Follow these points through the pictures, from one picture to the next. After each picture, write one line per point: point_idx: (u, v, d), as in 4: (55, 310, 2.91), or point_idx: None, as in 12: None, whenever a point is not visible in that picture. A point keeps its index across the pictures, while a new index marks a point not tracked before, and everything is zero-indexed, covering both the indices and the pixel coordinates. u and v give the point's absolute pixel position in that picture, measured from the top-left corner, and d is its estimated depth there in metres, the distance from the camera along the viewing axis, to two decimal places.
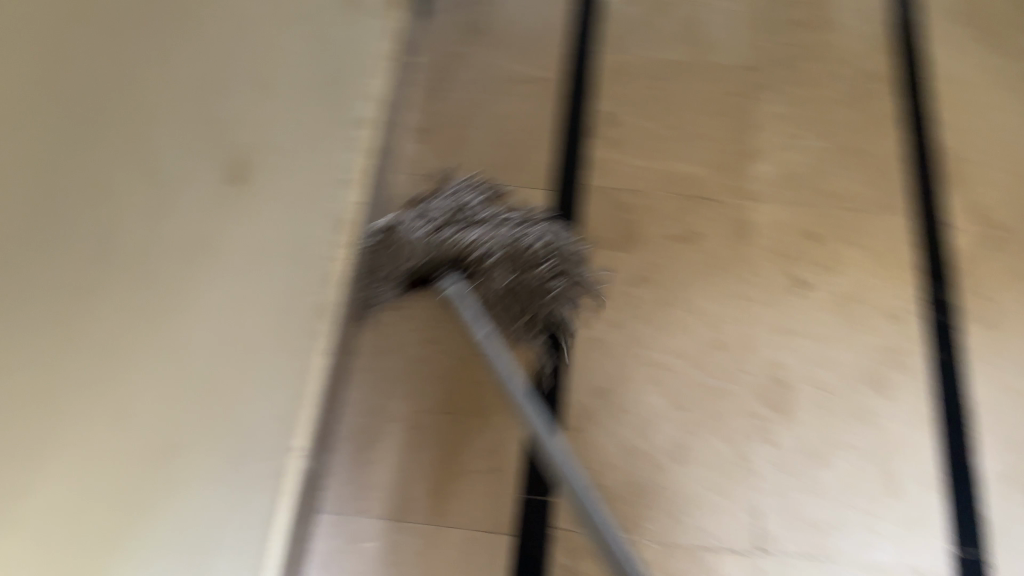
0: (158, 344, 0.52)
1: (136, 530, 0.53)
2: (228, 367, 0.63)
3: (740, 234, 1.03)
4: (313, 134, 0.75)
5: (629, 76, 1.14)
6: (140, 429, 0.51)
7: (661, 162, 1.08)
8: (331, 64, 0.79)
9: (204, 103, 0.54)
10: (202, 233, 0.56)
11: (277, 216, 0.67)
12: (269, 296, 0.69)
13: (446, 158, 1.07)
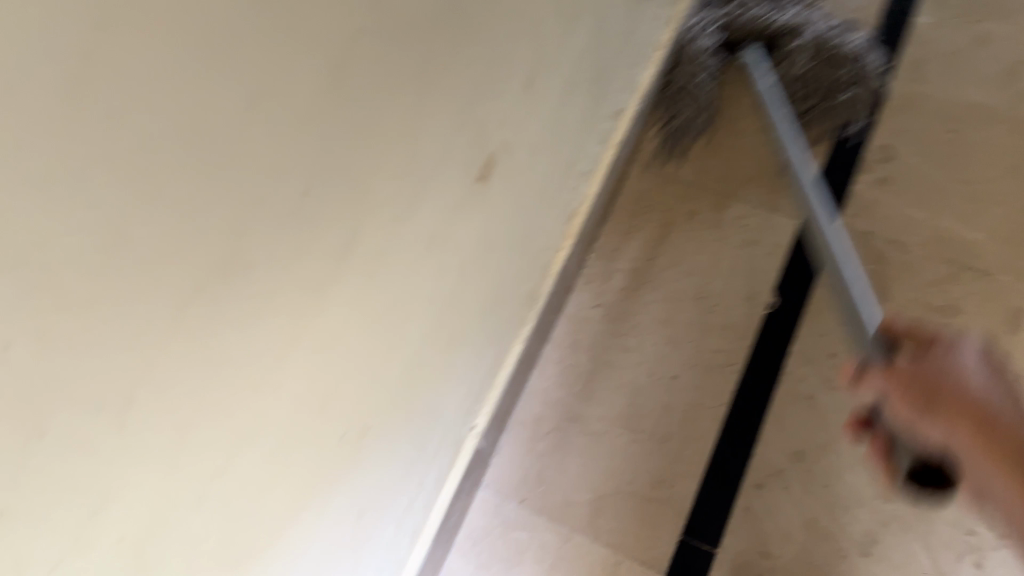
0: (392, 339, 0.50)
1: (333, 516, 0.52)
2: (443, 356, 0.61)
3: (1011, 322, 0.89)
4: (568, 127, 0.72)
5: (923, 110, 1.01)
6: (360, 423, 0.49)
7: (934, 216, 0.96)
8: (604, 56, 0.75)
9: (488, 99, 0.51)
10: (453, 229, 0.53)
11: (516, 208, 0.65)
12: (492, 287, 0.67)
13: (691, 164, 1.03)
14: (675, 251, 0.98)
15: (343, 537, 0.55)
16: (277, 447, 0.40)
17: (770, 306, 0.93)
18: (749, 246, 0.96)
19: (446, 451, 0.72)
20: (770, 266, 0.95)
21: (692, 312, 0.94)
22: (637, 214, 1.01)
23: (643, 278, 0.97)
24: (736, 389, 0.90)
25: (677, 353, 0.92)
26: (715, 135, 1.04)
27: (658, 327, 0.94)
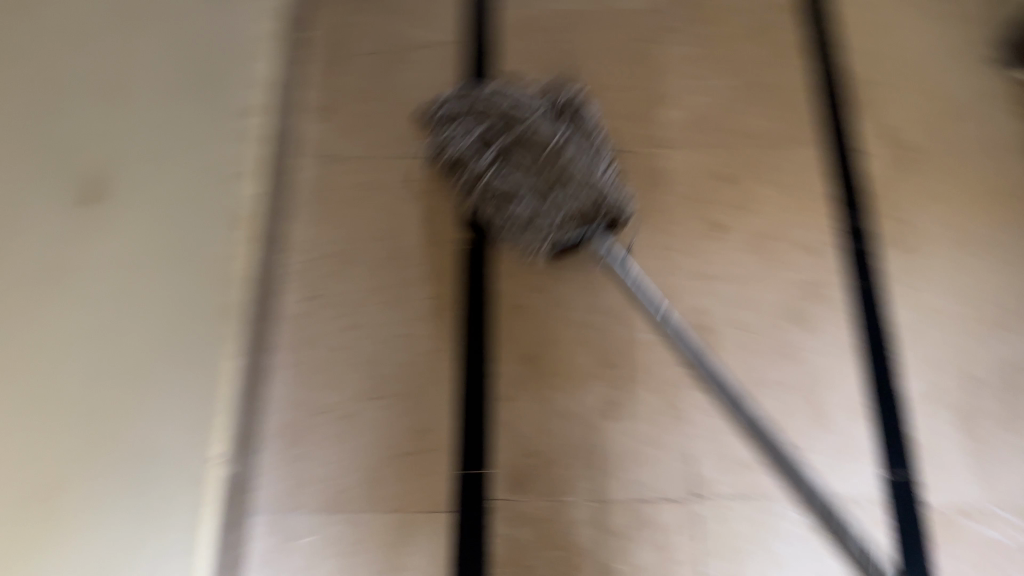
0: (122, 369, 0.69)
1: (79, 546, 0.64)
2: (133, 396, 0.70)
3: (655, 184, 1.03)
4: (184, 133, 0.79)
5: (529, 30, 1.12)
6: (118, 444, 0.68)
7: (569, 117, 1.06)
8: (205, 67, 0.86)
9: (79, 140, 0.64)
10: (85, 261, 0.64)
11: (168, 221, 0.76)
12: (167, 304, 0.75)
13: (348, 138, 1.04)
14: (362, 223, 1.00)
15: (126, 554, 0.69)
16: (25, 466, 0.58)
17: (464, 242, 0.99)
18: (427, 196, 1.02)
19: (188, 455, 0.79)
20: (452, 207, 1.01)
21: (398, 272, 0.98)
22: (315, 201, 1.01)
23: (342, 258, 0.98)
24: (460, 324, 0.95)
25: (397, 313, 0.96)
26: (363, 104, 1.06)
27: (371, 298, 0.96)
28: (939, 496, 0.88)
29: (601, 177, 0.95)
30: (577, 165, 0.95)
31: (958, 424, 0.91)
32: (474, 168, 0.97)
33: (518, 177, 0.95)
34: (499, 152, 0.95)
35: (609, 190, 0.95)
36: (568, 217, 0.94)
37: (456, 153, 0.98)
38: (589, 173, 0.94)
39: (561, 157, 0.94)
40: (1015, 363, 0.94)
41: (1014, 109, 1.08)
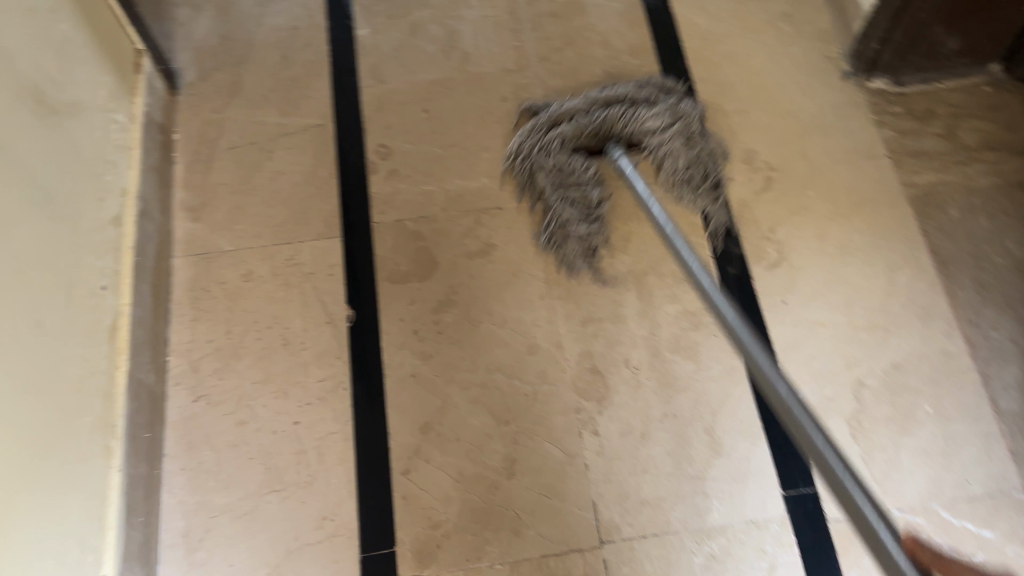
0: None
1: None
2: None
3: (532, 236, 1.05)
4: (44, 254, 0.77)
5: (395, 103, 1.14)
6: None
7: (442, 182, 1.09)
8: (65, 180, 0.83)
9: None
10: None
11: (32, 358, 0.73)
12: (33, 442, 0.71)
13: (224, 234, 1.05)
14: (246, 314, 1.00)
15: None
16: None
17: (349, 320, 1.00)
18: (309, 278, 1.02)
19: (88, 446, 0.80)
20: (334, 287, 1.02)
21: (286, 359, 0.98)
22: (196, 299, 1.01)
23: (228, 352, 0.98)
24: (353, 401, 0.95)
25: (288, 402, 0.95)
26: (238, 198, 1.08)
27: (261, 390, 0.96)
28: (841, 508, 0.89)
29: (643, 121, 1.06)
30: (667, 171, 1.06)
31: (852, 433, 0.92)
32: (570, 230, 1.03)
33: (583, 143, 1.05)
34: (567, 177, 1.05)
35: (684, 160, 1.05)
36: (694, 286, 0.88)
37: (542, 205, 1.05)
38: (634, 114, 1.06)
39: (631, 129, 1.06)
40: (898, 363, 0.96)
41: (872, 119, 1.10)
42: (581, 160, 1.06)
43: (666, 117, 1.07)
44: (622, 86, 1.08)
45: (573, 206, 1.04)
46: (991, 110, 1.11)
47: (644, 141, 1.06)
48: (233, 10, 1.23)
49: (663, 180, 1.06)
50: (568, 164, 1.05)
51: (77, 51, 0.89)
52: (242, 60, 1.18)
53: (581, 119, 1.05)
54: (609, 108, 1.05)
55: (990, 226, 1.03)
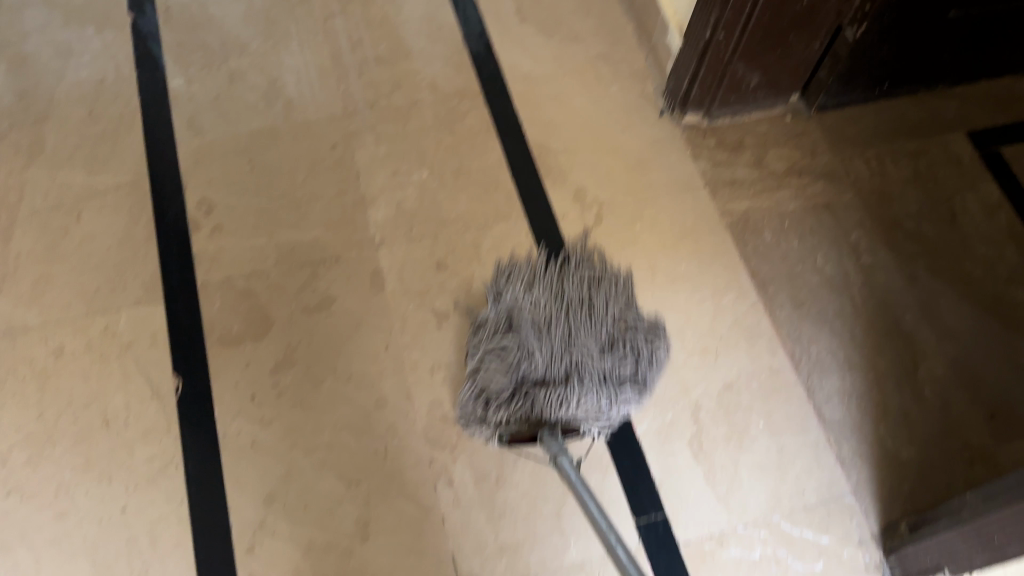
0: None
1: None
2: None
3: (372, 285, 1.03)
4: None
5: (218, 155, 1.09)
6: None
7: (273, 236, 1.05)
8: None
9: None
10: None
11: None
12: None
13: (30, 306, 0.96)
14: (60, 394, 0.92)
15: None
16: None
17: (178, 390, 0.93)
18: (129, 348, 0.95)
19: None
20: (159, 355, 0.95)
21: (109, 439, 0.90)
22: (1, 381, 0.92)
23: (43, 438, 0.89)
24: (188, 479, 0.89)
25: (115, 486, 0.88)
26: (43, 267, 0.99)
27: (82, 476, 0.88)
28: (690, 531, 0.92)
29: (585, 387, 0.92)
30: (575, 372, 0.93)
31: (694, 454, 0.96)
32: (481, 326, 0.98)
33: (557, 305, 0.99)
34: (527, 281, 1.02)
35: (586, 409, 0.92)
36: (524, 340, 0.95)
37: (495, 311, 0.98)
38: (576, 380, 0.92)
39: (565, 413, 0.91)
40: (730, 383, 1.00)
41: (688, 152, 1.17)
42: (542, 398, 0.91)
43: (593, 409, 0.91)
44: (601, 367, 0.94)
45: (484, 324, 0.98)
46: (793, 138, 1.19)
47: (585, 396, 0.92)
48: (27, 63, 1.13)
49: (581, 411, 0.91)
50: (500, 339, 0.95)
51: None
52: (41, 117, 1.09)
53: (543, 367, 0.94)
54: (574, 347, 0.95)
55: (800, 246, 1.11)
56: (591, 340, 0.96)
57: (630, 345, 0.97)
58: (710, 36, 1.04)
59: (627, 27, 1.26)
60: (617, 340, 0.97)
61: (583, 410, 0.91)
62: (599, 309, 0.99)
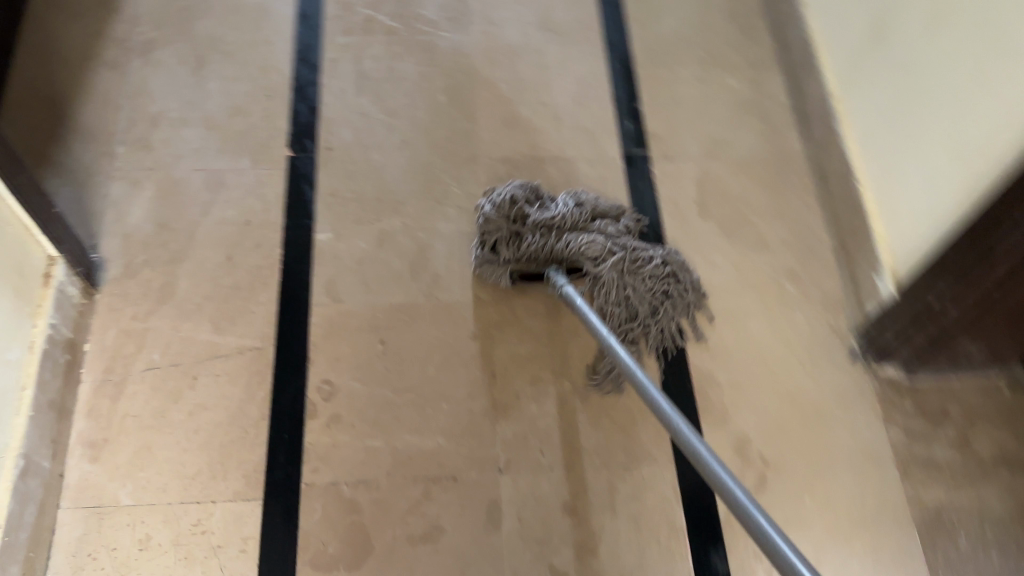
0: None
1: None
2: None
3: (488, 519, 0.90)
4: None
5: (351, 329, 1.00)
6: None
7: (390, 437, 0.94)
8: None
9: None
10: None
11: None
12: None
13: (125, 481, 0.89)
14: None
15: None
16: None
17: None
18: (216, 552, 0.86)
19: None
20: (245, 568, 0.86)
21: None
22: (77, 566, 0.85)
23: None
24: None
25: None
26: (147, 435, 0.91)
27: None
28: None
29: (607, 268, 0.96)
30: (611, 278, 0.96)
31: None
32: (523, 201, 0.99)
33: (613, 273, 0.96)
34: (597, 212, 1.02)
35: (617, 310, 0.96)
36: (552, 232, 0.98)
37: (542, 214, 0.98)
38: (598, 285, 0.97)
39: (567, 250, 0.96)
40: None
41: (878, 412, 0.99)
42: (554, 244, 0.96)
43: (608, 297, 0.96)
44: (637, 301, 0.96)
45: (536, 240, 0.97)
46: (1010, 419, 0.99)
47: (600, 262, 0.96)
48: (177, 189, 1.08)
49: (599, 286, 0.96)
50: (536, 245, 0.97)
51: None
52: (178, 256, 1.03)
53: (554, 242, 0.96)
54: (625, 294, 0.96)
55: (1004, 566, 0.91)
56: (627, 297, 0.96)
57: (683, 294, 0.99)
58: (933, 302, 0.87)
59: (824, 240, 1.10)
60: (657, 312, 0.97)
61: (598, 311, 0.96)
62: (646, 277, 0.97)
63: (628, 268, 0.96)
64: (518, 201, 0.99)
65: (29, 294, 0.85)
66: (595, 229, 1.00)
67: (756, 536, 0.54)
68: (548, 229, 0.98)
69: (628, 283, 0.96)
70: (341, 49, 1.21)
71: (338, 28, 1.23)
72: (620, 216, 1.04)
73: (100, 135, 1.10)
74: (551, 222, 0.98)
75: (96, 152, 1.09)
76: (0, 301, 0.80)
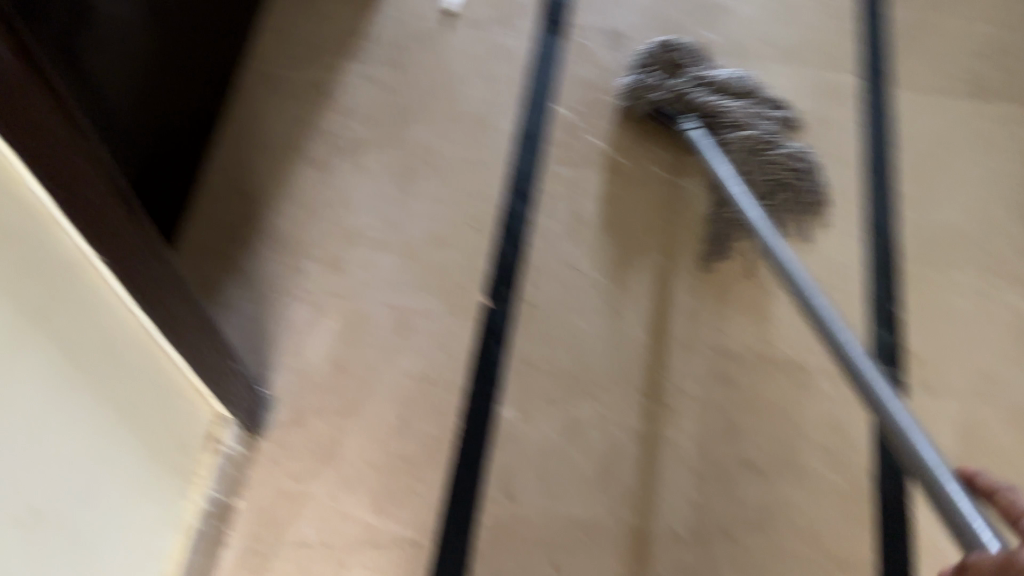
0: None
1: None
2: None
3: None
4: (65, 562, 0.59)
5: (521, 540, 0.87)
6: None
7: None
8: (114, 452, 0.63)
9: None
10: None
11: None
12: None
13: None
14: None
15: None
16: None
17: None
18: None
19: None
20: None
21: None
22: None
23: None
24: None
25: None
26: None
27: None
28: None
29: (732, 136, 1.03)
30: (733, 138, 1.03)
31: None
32: (679, 57, 1.09)
33: (760, 144, 1.02)
34: (750, 91, 1.09)
35: (744, 151, 1.02)
36: (711, 88, 1.07)
37: (686, 47, 1.10)
38: (724, 141, 1.04)
39: (711, 103, 1.05)
40: None
41: None
42: (702, 93, 1.06)
43: (744, 148, 1.02)
44: (761, 172, 1.01)
45: (683, 87, 1.06)
46: None
47: (736, 130, 1.03)
48: (361, 325, 0.97)
49: (731, 133, 1.03)
50: (681, 83, 1.06)
51: (108, 473, 0.63)
52: (350, 408, 0.93)
53: (697, 95, 1.06)
54: (761, 141, 1.02)
55: None
56: (765, 172, 1.01)
57: (811, 186, 1.01)
58: None
59: None
60: (788, 184, 1.00)
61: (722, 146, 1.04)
62: (781, 171, 1.00)
63: (756, 145, 1.02)
64: (677, 55, 1.09)
65: (190, 467, 0.76)
66: (745, 103, 1.06)
67: (952, 518, 0.65)
68: (704, 86, 1.07)
69: (767, 153, 1.01)
70: (562, 183, 1.08)
71: (561, 156, 1.10)
72: (792, 122, 1.11)
73: (292, 244, 1.01)
74: (707, 89, 1.07)
75: (283, 264, 1.00)
76: (159, 484, 0.71)
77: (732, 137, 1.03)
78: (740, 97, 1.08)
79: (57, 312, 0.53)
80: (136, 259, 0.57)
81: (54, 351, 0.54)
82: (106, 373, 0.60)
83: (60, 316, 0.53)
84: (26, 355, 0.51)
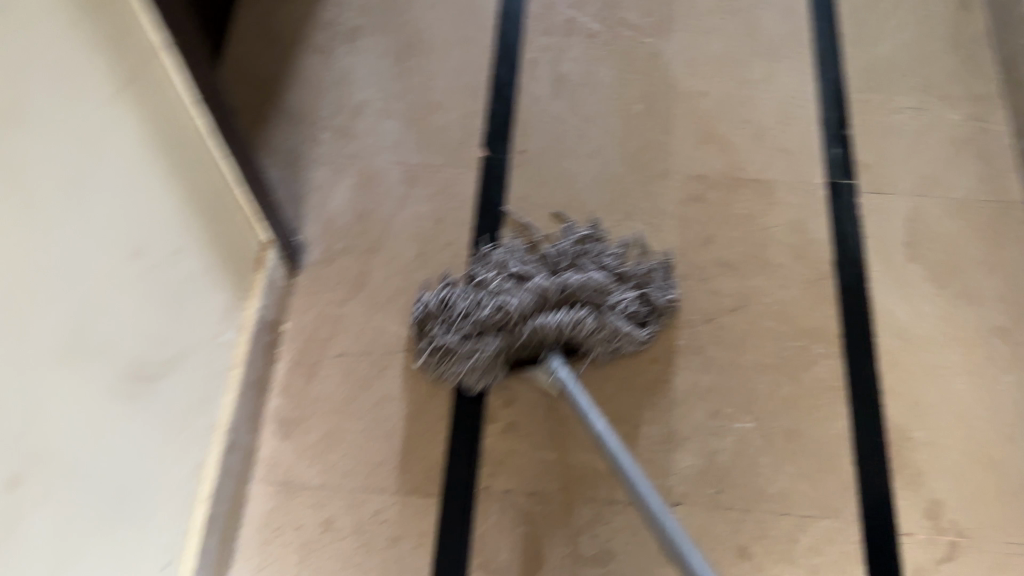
0: None
1: None
2: None
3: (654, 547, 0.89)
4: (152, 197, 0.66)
5: None
6: None
7: (565, 452, 0.93)
8: (168, 106, 0.68)
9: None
10: None
11: None
12: None
13: (313, 462, 0.93)
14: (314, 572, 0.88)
15: None
16: None
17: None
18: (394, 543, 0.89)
19: None
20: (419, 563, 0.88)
21: None
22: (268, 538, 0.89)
23: None
24: None
25: None
26: (335, 420, 0.95)
27: None
28: None
29: (591, 265, 0.97)
30: (609, 261, 0.97)
31: None
32: (481, 295, 0.92)
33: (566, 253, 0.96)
34: None
35: (609, 260, 0.97)
36: (509, 281, 0.93)
37: (446, 286, 0.95)
38: (582, 262, 0.97)
39: (581, 284, 0.92)
40: None
41: None
42: (492, 284, 0.93)
43: (609, 274, 0.96)
44: (604, 249, 0.99)
45: (492, 274, 0.94)
46: None
47: (573, 261, 0.96)
48: (376, 181, 1.10)
49: (582, 264, 0.96)
50: (546, 299, 0.91)
51: (169, 99, 0.68)
52: (373, 245, 1.06)
53: (552, 289, 0.91)
54: (585, 252, 0.98)
55: None
56: (619, 262, 0.98)
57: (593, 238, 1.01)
58: None
59: None
60: (613, 262, 0.98)
61: (599, 262, 0.97)
62: (595, 246, 0.99)
63: (603, 262, 0.97)
64: (460, 301, 0.92)
65: (246, 276, 0.89)
66: (557, 254, 0.96)
67: None
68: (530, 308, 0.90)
69: (606, 257, 0.98)
70: (541, 50, 1.21)
71: (539, 28, 1.22)
72: None
73: (308, 120, 1.14)
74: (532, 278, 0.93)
75: (303, 137, 1.13)
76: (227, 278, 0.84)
77: (607, 263, 0.97)
78: (493, 276, 0.94)
79: (139, 79, 0.63)
80: (191, 40, 0.67)
81: (140, 114, 0.64)
82: (178, 147, 0.70)
83: (140, 84, 0.64)
84: (125, 107, 0.62)
